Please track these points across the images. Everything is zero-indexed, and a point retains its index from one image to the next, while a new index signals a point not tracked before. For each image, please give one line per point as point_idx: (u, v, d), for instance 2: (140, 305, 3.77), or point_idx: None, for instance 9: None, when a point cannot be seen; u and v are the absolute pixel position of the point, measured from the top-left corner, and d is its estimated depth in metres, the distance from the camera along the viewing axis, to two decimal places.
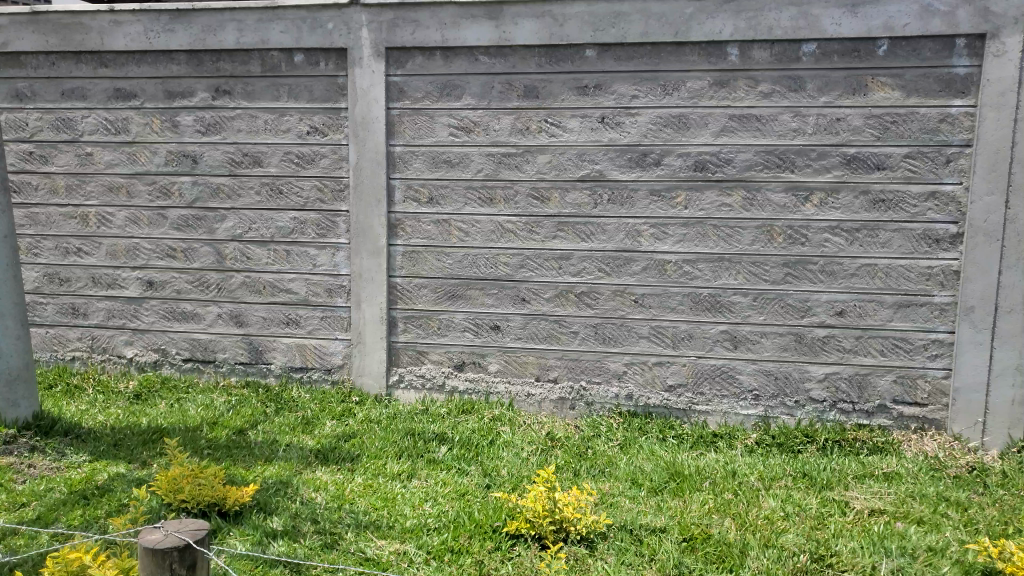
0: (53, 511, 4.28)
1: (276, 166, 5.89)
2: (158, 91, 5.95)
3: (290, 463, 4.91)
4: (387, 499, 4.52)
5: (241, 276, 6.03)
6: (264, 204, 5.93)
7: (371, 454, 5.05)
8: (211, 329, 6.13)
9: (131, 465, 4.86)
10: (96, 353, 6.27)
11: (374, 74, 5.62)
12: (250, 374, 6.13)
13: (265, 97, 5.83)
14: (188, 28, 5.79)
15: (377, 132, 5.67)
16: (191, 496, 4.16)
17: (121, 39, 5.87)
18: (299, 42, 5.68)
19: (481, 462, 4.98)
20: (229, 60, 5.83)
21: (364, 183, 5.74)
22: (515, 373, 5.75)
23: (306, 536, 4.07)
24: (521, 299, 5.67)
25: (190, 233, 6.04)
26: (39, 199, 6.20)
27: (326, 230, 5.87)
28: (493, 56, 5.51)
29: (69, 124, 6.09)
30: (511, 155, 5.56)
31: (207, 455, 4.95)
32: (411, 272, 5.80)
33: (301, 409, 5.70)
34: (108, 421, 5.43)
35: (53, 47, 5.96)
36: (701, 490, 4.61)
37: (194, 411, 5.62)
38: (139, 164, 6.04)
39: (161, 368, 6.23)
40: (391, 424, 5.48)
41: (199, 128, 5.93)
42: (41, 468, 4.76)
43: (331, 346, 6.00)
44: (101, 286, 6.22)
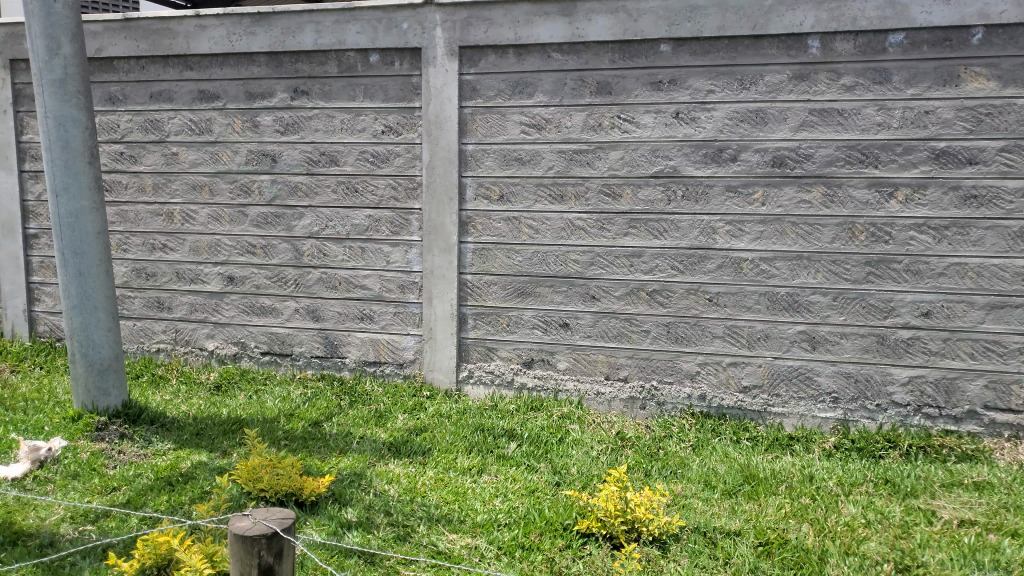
0: (142, 496, 4.48)
1: (352, 165, 6.00)
2: (240, 92, 6.14)
3: (364, 455, 5.01)
4: (458, 493, 4.56)
5: (317, 272, 6.18)
6: (340, 202, 6.06)
7: (442, 448, 5.11)
8: (288, 324, 6.31)
9: (213, 454, 5.04)
10: (179, 345, 6.53)
11: (447, 73, 5.67)
12: (326, 367, 6.28)
13: (341, 97, 5.95)
14: (268, 30, 5.96)
15: (449, 130, 5.73)
16: (270, 485, 4.30)
17: (206, 43, 6.09)
18: (375, 43, 5.78)
19: (551, 460, 4.98)
20: (307, 61, 5.97)
21: (437, 181, 5.81)
22: (585, 371, 5.72)
23: (379, 528, 4.14)
24: (591, 297, 5.64)
25: (269, 230, 6.23)
26: (128, 197, 6.48)
27: (399, 228, 5.97)
28: (566, 52, 5.49)
29: (157, 125, 6.34)
30: (583, 152, 5.54)
31: (284, 445, 5.10)
32: (482, 269, 5.83)
33: (373, 402, 5.81)
34: (192, 411, 5.65)
35: (143, 52, 6.22)
36: (777, 494, 4.50)
37: (272, 402, 5.80)
38: (221, 164, 6.25)
39: (241, 361, 6.44)
40: (460, 419, 5.53)
41: (278, 128, 6.10)
42: (130, 454, 4.99)
43: (403, 341, 6.09)
44: (185, 281, 6.47)
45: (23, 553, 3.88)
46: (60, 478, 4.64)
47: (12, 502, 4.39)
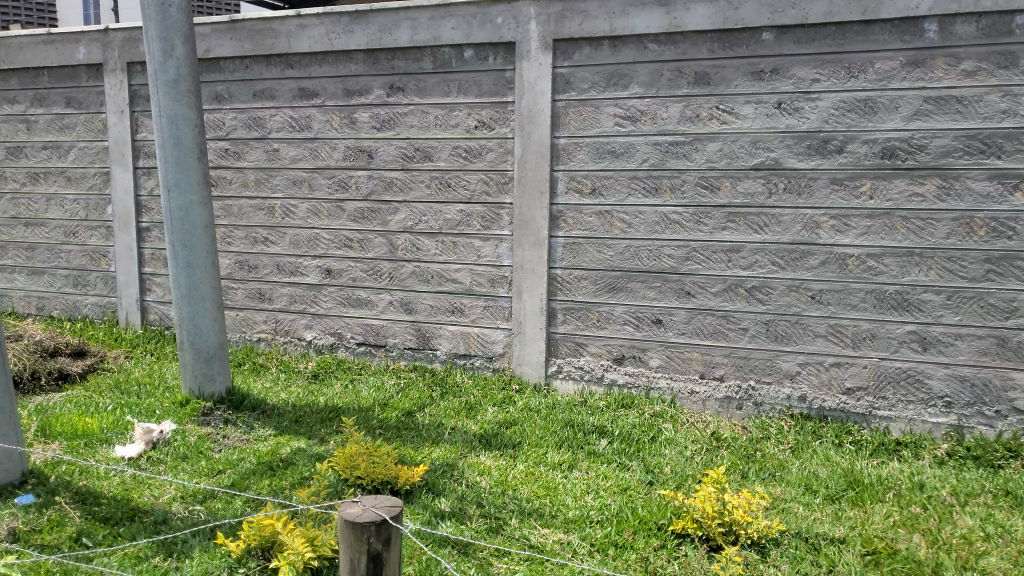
0: (245, 479, 4.67)
1: (445, 160, 6.07)
2: (338, 89, 6.30)
3: (455, 446, 5.06)
4: (549, 487, 4.55)
5: (410, 266, 6.29)
6: (434, 197, 6.13)
7: (532, 442, 5.11)
8: (382, 316, 6.44)
9: (311, 441, 5.20)
10: (279, 335, 6.77)
11: (541, 67, 5.65)
12: (418, 358, 6.38)
13: (435, 93, 6.02)
14: (366, 28, 6.09)
15: (542, 124, 5.71)
16: (366, 472, 4.42)
17: (306, 41, 6.27)
18: (469, 38, 5.82)
19: (643, 458, 4.90)
20: (403, 58, 6.07)
21: (528, 175, 5.80)
22: (679, 369, 5.61)
23: (472, 519, 4.17)
24: (686, 294, 5.52)
25: (366, 224, 6.37)
26: (233, 192, 6.75)
27: (491, 222, 6.00)
28: (663, 43, 5.38)
29: (259, 122, 6.57)
30: (679, 144, 5.42)
31: (379, 434, 5.21)
32: (572, 263, 5.80)
33: (463, 394, 5.87)
34: (291, 399, 5.85)
35: (248, 52, 6.46)
36: (884, 502, 4.29)
37: (366, 392, 5.94)
38: (320, 160, 6.43)
39: (337, 351, 6.62)
40: (550, 414, 5.51)
41: (374, 124, 6.22)
42: (234, 439, 5.20)
43: (493, 335, 6.12)
44: (285, 273, 6.69)
45: (140, 529, 4.11)
46: (171, 459, 4.88)
47: (128, 480, 4.66)
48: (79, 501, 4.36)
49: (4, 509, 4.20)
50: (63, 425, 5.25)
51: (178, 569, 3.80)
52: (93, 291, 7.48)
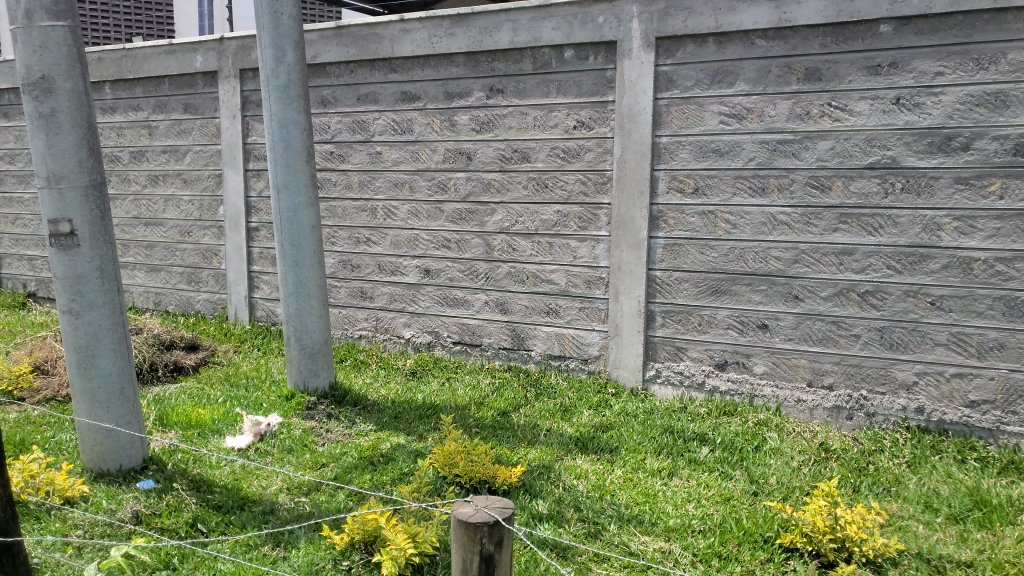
0: (347, 473, 4.78)
1: (543, 161, 6.05)
2: (439, 92, 6.38)
3: (551, 448, 5.04)
4: (648, 494, 4.46)
5: (507, 266, 6.31)
6: (531, 198, 6.13)
7: (630, 447, 5.03)
8: (478, 316, 6.49)
9: (410, 437, 5.28)
10: (379, 333, 6.93)
11: (643, 66, 5.56)
12: (513, 358, 6.39)
13: (535, 94, 6.02)
14: (467, 30, 6.13)
15: (643, 123, 5.61)
16: (464, 470, 4.47)
17: (409, 45, 6.37)
18: (570, 38, 5.78)
19: (747, 468, 4.75)
20: (503, 60, 6.09)
21: (628, 175, 5.71)
22: (785, 376, 5.41)
23: (570, 522, 4.13)
24: (793, 298, 5.32)
25: (464, 225, 6.43)
26: (337, 194, 6.96)
27: (589, 222, 5.94)
28: (771, 39, 5.19)
29: (363, 126, 6.74)
30: (787, 142, 5.22)
31: (476, 433, 5.24)
32: (672, 265, 5.68)
33: (559, 396, 5.84)
34: (390, 395, 5.96)
35: (353, 57, 6.63)
36: (1015, 525, 4.00)
37: (463, 390, 6.00)
38: (421, 162, 6.54)
39: (434, 349, 6.72)
40: (648, 419, 5.41)
41: (474, 127, 6.27)
42: (337, 433, 5.34)
43: (589, 337, 6.06)
44: (386, 273, 6.84)
45: (250, 517, 4.27)
46: (278, 452, 5.06)
47: (238, 470, 4.86)
48: (193, 488, 4.56)
49: (128, 492, 4.46)
50: (178, 415, 5.53)
51: (285, 559, 3.92)
52: (206, 288, 7.86)
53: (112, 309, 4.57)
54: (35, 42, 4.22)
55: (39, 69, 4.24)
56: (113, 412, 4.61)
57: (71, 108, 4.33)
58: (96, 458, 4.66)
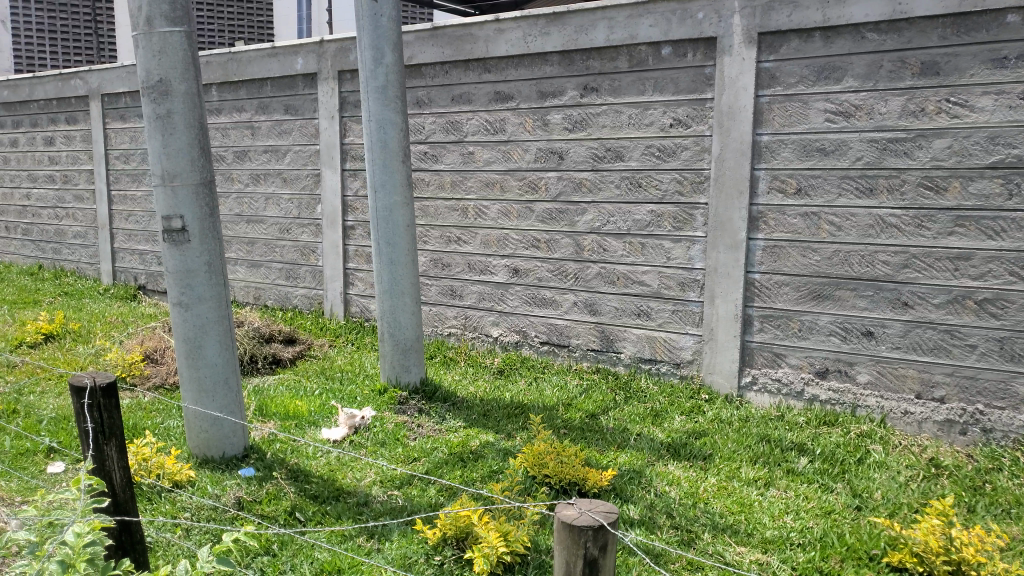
0: (438, 468, 4.83)
1: (637, 160, 5.97)
2: (533, 91, 6.37)
3: (642, 453, 4.95)
4: (743, 504, 4.33)
5: (597, 267, 6.25)
6: (624, 197, 6.05)
7: (725, 455, 4.89)
8: (567, 316, 6.45)
9: (499, 435, 5.29)
10: (468, 331, 6.99)
11: (744, 62, 5.41)
12: (602, 360, 6.33)
13: (631, 92, 5.94)
14: (562, 29, 6.10)
15: (743, 121, 5.45)
16: (554, 471, 4.45)
17: (504, 45, 6.39)
18: (668, 35, 5.67)
19: (849, 481, 4.55)
20: (598, 58, 6.03)
21: (726, 174, 5.56)
22: (892, 387, 5.16)
23: (662, 529, 4.04)
24: (902, 305, 5.06)
25: (555, 225, 6.40)
26: (429, 193, 7.05)
27: (684, 223, 5.82)
28: (884, 32, 4.95)
29: (457, 126, 6.80)
30: (899, 140, 4.97)
31: (564, 434, 5.21)
32: (771, 268, 5.50)
33: (649, 400, 5.74)
34: (478, 393, 6.00)
35: (448, 57, 6.71)
36: None
37: (550, 390, 5.97)
38: (513, 162, 6.55)
39: (522, 348, 6.72)
40: (743, 426, 5.25)
41: (567, 126, 6.24)
42: (428, 429, 5.42)
43: (682, 340, 5.95)
44: (475, 272, 6.89)
45: (345, 508, 4.36)
46: (371, 444, 5.17)
47: (334, 461, 4.98)
48: (292, 477, 4.70)
49: (231, 479, 4.64)
50: (277, 406, 5.72)
51: (379, 551, 3.99)
52: (303, 284, 8.13)
53: (220, 303, 4.76)
54: (154, 47, 4.43)
55: (158, 73, 4.46)
56: (217, 401, 4.81)
57: (186, 109, 4.53)
58: (202, 444, 4.88)
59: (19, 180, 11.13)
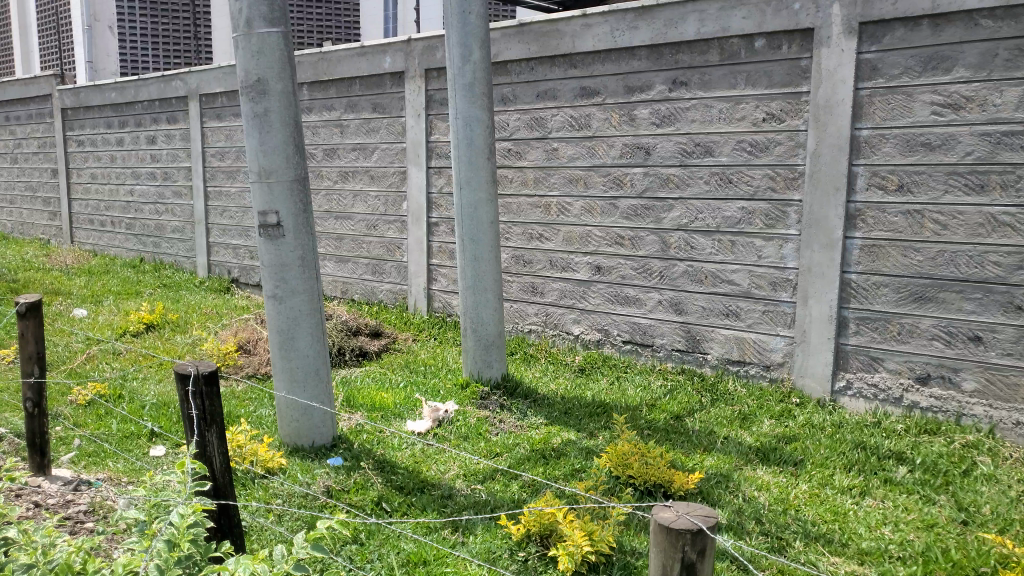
0: (520, 464, 4.84)
1: (728, 155, 5.82)
2: (620, 87, 6.30)
3: (729, 456, 4.82)
4: (837, 512, 4.16)
5: (683, 265, 6.12)
6: (713, 194, 5.91)
7: (817, 461, 4.71)
8: (651, 315, 6.36)
9: (581, 434, 5.25)
10: (549, 328, 6.97)
11: (843, 53, 5.19)
12: (687, 361, 6.21)
13: (722, 86, 5.79)
14: (651, 23, 5.99)
15: (841, 115, 5.24)
16: (639, 472, 4.39)
17: (591, 40, 6.33)
18: (762, 27, 5.51)
19: (953, 493, 4.31)
20: (688, 52, 5.91)
21: (822, 170, 5.36)
22: (1001, 396, 4.88)
23: (751, 535, 3.92)
24: (1014, 308, 4.78)
25: (639, 222, 6.31)
26: (513, 190, 7.06)
27: (776, 221, 5.65)
28: (1000, 18, 4.66)
29: (541, 122, 6.79)
30: (1015, 134, 4.69)
31: (648, 434, 5.13)
32: (869, 268, 5.27)
33: (737, 403, 5.59)
34: (560, 390, 5.97)
35: (534, 54, 6.69)
36: None
37: (633, 390, 5.89)
38: (598, 158, 6.48)
39: (604, 347, 6.66)
40: (837, 432, 5.05)
41: (655, 121, 6.13)
42: (509, 424, 5.43)
43: (772, 342, 5.77)
44: (557, 269, 6.86)
45: (429, 500, 4.41)
46: (454, 438, 5.21)
47: (418, 453, 5.05)
48: (378, 467, 4.79)
49: (320, 467, 4.76)
50: (363, 398, 5.85)
51: (464, 544, 4.01)
52: (388, 279, 8.29)
53: (311, 296, 4.89)
54: (253, 48, 4.58)
55: (256, 73, 4.61)
56: (308, 391, 4.94)
57: (282, 108, 4.66)
58: (293, 433, 5.03)
59: (123, 177, 11.75)
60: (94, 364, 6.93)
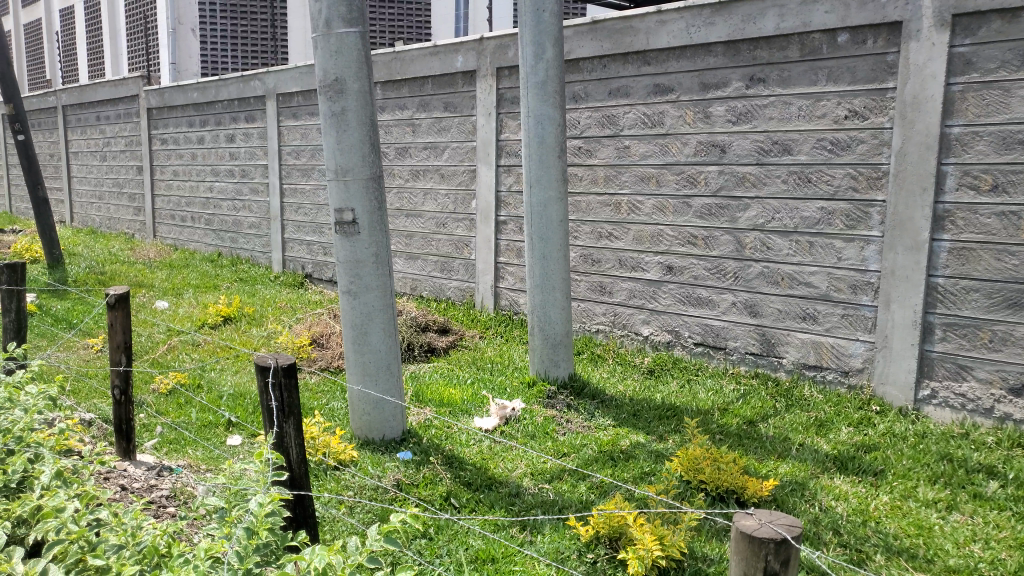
0: (589, 465, 4.80)
1: (807, 154, 5.64)
2: (695, 84, 6.18)
3: (805, 464, 4.68)
4: (922, 527, 3.99)
5: (759, 266, 5.97)
6: (791, 193, 5.74)
7: (899, 472, 4.53)
8: (724, 317, 6.22)
9: (650, 437, 5.18)
10: (617, 328, 6.90)
11: (934, 47, 4.98)
12: (761, 365, 6.07)
13: (802, 83, 5.62)
14: (728, 19, 5.87)
15: (930, 112, 5.03)
16: (711, 478, 4.30)
17: (665, 37, 6.23)
18: (846, 21, 5.33)
19: None
20: (767, 48, 5.76)
21: (909, 169, 5.15)
22: None
23: (829, 546, 3.79)
24: None
25: (713, 222, 6.18)
26: (582, 188, 7.02)
27: (857, 222, 5.46)
28: None
29: (613, 120, 6.72)
30: None
31: (719, 439, 5.02)
32: (958, 272, 5.04)
33: (813, 409, 5.43)
34: (628, 391, 5.90)
35: (607, 51, 6.62)
36: None
37: (704, 394, 5.78)
38: (670, 156, 6.38)
39: (674, 349, 6.55)
40: (921, 443, 4.85)
41: (730, 118, 6.00)
42: (577, 425, 5.39)
43: (852, 347, 5.58)
44: (627, 269, 6.78)
45: (497, 498, 4.42)
46: (522, 436, 5.21)
47: (486, 450, 5.06)
48: (446, 463, 4.82)
49: (390, 461, 4.83)
50: (432, 393, 5.90)
51: (532, 543, 4.00)
52: (456, 276, 8.36)
53: (384, 292, 4.96)
54: (332, 48, 4.67)
55: (334, 73, 4.69)
56: (379, 385, 5.02)
57: (358, 107, 4.74)
58: (364, 427, 5.12)
59: (203, 174, 12.18)
60: (175, 354, 7.20)
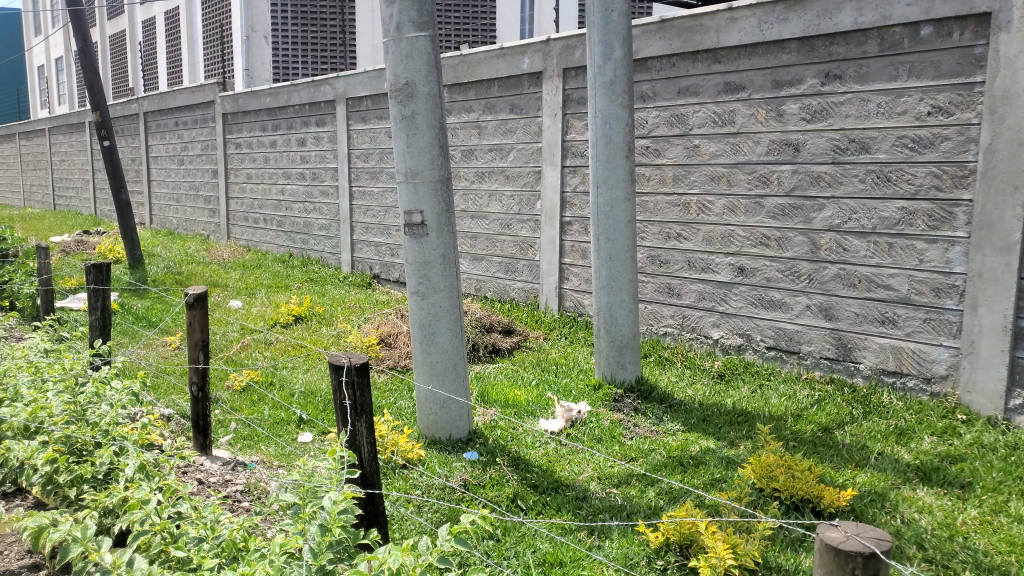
0: (658, 470, 4.73)
1: (887, 152, 5.44)
2: (767, 81, 6.03)
3: (885, 474, 4.50)
4: (1014, 543, 3.78)
5: (835, 267, 5.78)
6: (870, 193, 5.54)
7: (989, 485, 4.31)
8: (797, 320, 6.05)
9: (720, 443, 5.07)
10: (685, 331, 6.78)
11: None
12: (836, 370, 5.87)
13: (881, 78, 5.42)
14: (803, 14, 5.71)
15: (1022, 107, 4.78)
16: (785, 486, 4.16)
17: (736, 34, 6.09)
18: (929, 13, 5.12)
19: None
20: (844, 43, 5.57)
21: (998, 167, 4.90)
22: None
23: (913, 561, 3.63)
24: None
25: (787, 222, 6.01)
26: (650, 188, 6.92)
27: (941, 222, 5.22)
28: None
29: (682, 119, 6.61)
30: None
31: (793, 446, 4.88)
32: None
33: (893, 417, 5.22)
34: (697, 396, 5.79)
35: (675, 50, 6.52)
36: None
37: (777, 399, 5.62)
38: (742, 155, 6.23)
39: (745, 352, 6.41)
40: (1011, 455, 4.60)
41: (805, 116, 5.83)
42: (645, 429, 5.32)
43: (935, 353, 5.35)
44: (696, 270, 6.66)
45: (564, 501, 4.39)
46: (588, 439, 5.17)
47: (552, 452, 5.04)
48: (513, 464, 4.82)
49: (457, 461, 4.85)
50: (498, 394, 5.91)
51: (600, 548, 3.95)
52: (521, 277, 8.36)
53: (451, 293, 4.99)
54: (402, 52, 4.73)
55: (405, 77, 4.75)
56: (447, 385, 5.05)
57: (428, 110, 4.78)
58: (431, 426, 5.16)
59: (276, 177, 12.51)
60: (248, 352, 7.41)
